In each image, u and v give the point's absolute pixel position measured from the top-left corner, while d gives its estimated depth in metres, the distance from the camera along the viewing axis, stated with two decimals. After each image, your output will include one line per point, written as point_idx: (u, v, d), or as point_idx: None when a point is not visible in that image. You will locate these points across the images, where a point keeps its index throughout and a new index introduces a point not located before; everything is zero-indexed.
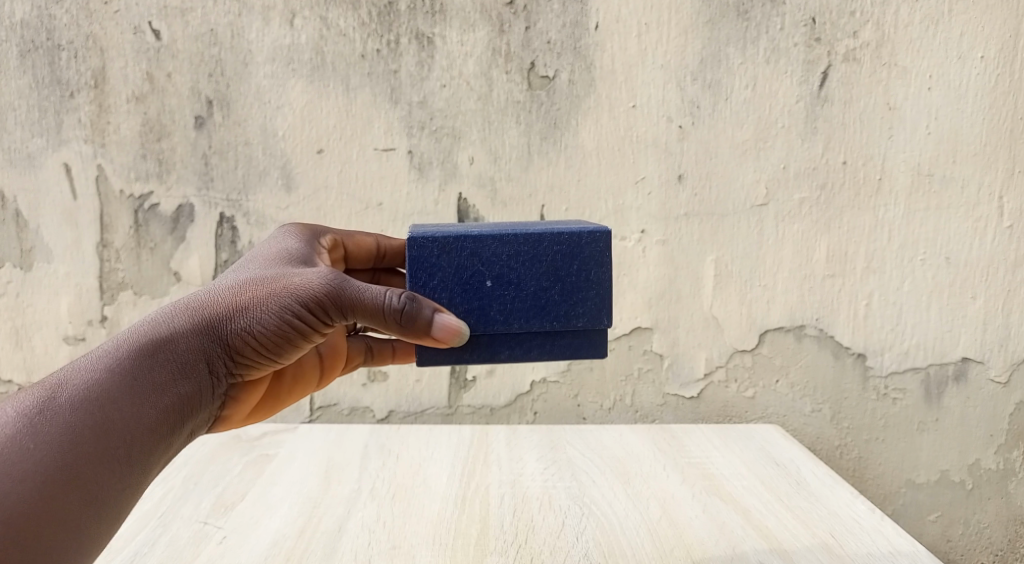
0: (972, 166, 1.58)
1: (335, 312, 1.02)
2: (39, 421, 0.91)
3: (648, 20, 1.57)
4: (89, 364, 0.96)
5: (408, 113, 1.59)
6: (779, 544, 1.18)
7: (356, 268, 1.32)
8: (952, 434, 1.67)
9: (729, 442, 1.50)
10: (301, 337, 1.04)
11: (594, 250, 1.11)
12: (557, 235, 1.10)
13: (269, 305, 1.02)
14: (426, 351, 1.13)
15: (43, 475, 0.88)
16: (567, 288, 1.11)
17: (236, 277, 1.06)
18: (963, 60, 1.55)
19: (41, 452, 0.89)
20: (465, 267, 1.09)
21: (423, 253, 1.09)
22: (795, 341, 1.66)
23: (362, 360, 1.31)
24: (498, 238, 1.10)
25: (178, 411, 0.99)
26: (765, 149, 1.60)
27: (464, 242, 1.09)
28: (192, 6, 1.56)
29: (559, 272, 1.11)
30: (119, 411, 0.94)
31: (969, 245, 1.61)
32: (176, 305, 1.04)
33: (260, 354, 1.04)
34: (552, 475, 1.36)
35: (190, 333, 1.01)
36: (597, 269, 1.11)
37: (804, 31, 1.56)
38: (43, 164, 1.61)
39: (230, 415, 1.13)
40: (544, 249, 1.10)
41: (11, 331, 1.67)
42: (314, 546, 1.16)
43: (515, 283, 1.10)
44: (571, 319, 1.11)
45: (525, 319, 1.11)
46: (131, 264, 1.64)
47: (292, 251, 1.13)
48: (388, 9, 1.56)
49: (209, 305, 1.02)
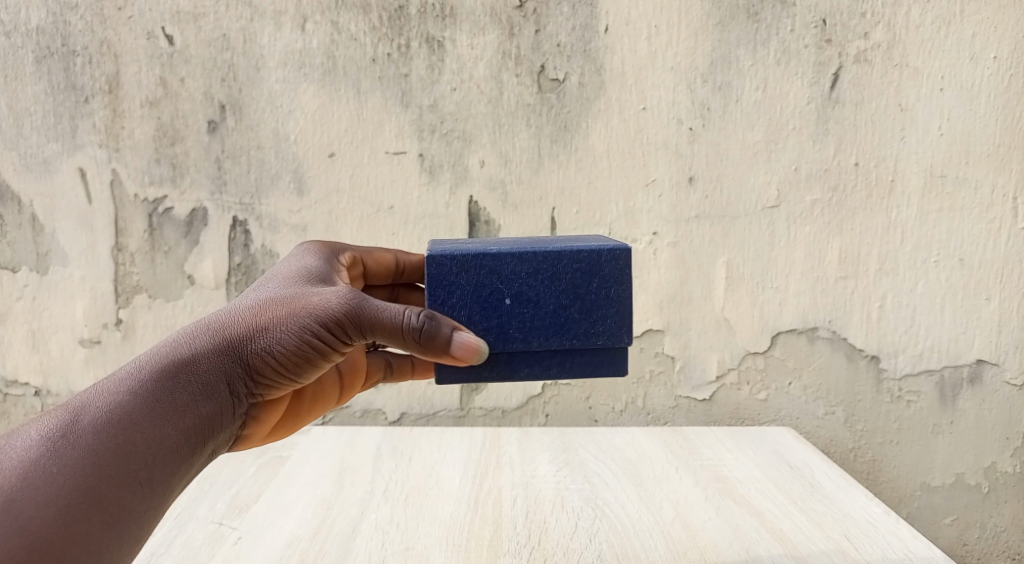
0: (986, 167, 1.57)
1: (354, 331, 1.01)
2: (61, 446, 0.92)
3: (658, 22, 1.57)
4: (111, 387, 0.97)
5: (419, 116, 1.60)
6: (794, 547, 1.17)
7: (375, 283, 1.33)
8: (967, 438, 1.66)
9: (742, 445, 1.50)
10: (320, 356, 1.04)
11: (614, 267, 1.11)
12: (575, 253, 1.10)
13: (289, 325, 1.02)
14: (443, 368, 1.13)
15: (65, 499, 0.89)
16: (586, 306, 1.11)
17: (256, 296, 1.06)
18: (976, 60, 1.54)
19: (65, 476, 0.90)
20: (483, 285, 1.09)
21: (442, 271, 1.09)
22: (808, 343, 1.65)
23: (381, 377, 1.32)
24: (517, 255, 1.10)
25: (199, 432, 1.00)
26: (777, 150, 1.60)
27: (483, 260, 1.09)
28: (204, 12, 1.57)
29: (578, 290, 1.11)
30: (141, 433, 0.95)
31: (983, 246, 1.60)
32: (197, 325, 1.04)
33: (280, 375, 1.04)
34: (564, 478, 1.35)
35: (211, 354, 1.01)
36: (616, 287, 1.11)
37: (816, 33, 1.56)
38: (59, 170, 1.62)
39: (250, 435, 1.12)
40: (562, 267, 1.10)
41: (27, 335, 1.68)
42: (328, 547, 1.17)
43: (534, 301, 1.10)
44: (591, 337, 1.11)
45: (544, 337, 1.11)
46: (145, 268, 1.65)
47: (311, 269, 1.13)
48: (399, 13, 1.57)
49: (229, 326, 1.03)
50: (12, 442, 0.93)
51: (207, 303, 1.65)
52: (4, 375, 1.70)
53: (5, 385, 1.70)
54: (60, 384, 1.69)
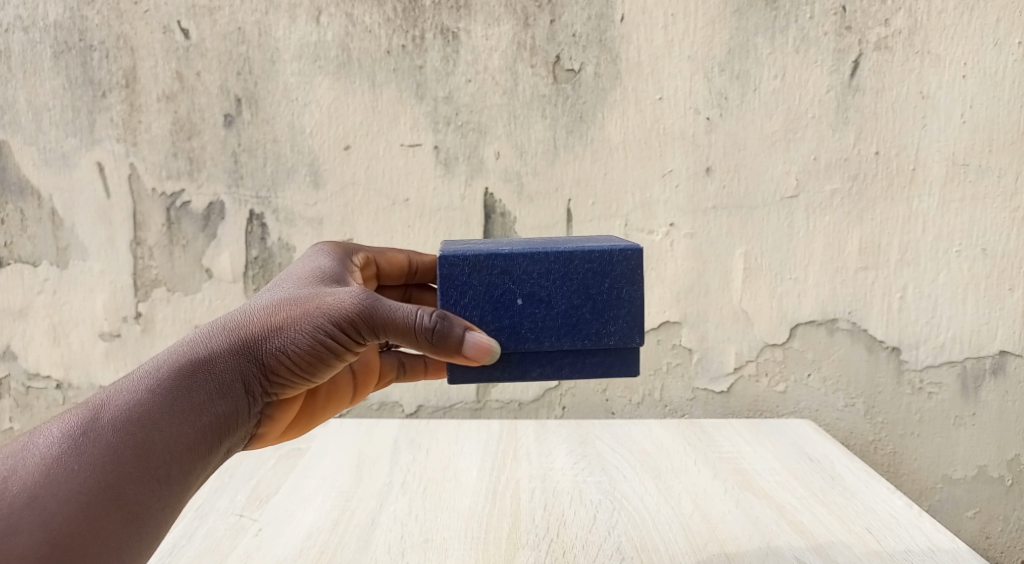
0: (1010, 155, 1.55)
1: (368, 331, 1.01)
2: (81, 443, 0.93)
3: (675, 11, 1.56)
4: (129, 385, 0.98)
5: (434, 108, 1.59)
6: (816, 540, 1.16)
7: (388, 284, 1.33)
8: (989, 429, 1.64)
9: (760, 437, 1.49)
10: (335, 356, 1.04)
11: (626, 268, 1.10)
12: (587, 253, 1.09)
13: (304, 325, 1.02)
14: (455, 368, 1.13)
15: (85, 496, 0.89)
16: (599, 306, 1.10)
17: (271, 296, 1.07)
18: (1000, 46, 1.51)
19: (85, 473, 0.91)
20: (495, 285, 1.09)
21: (454, 271, 1.08)
22: (827, 334, 1.63)
23: (394, 376, 1.31)
24: (529, 255, 1.09)
25: (216, 431, 1.00)
26: (796, 139, 1.58)
27: (495, 260, 1.09)
28: (220, 5, 1.57)
29: (590, 290, 1.10)
30: (159, 431, 0.95)
31: (1007, 235, 1.57)
32: (213, 325, 1.05)
33: (295, 374, 1.04)
34: (582, 470, 1.35)
35: (227, 353, 1.02)
36: (629, 287, 1.10)
37: (835, 20, 1.54)
38: (77, 164, 1.63)
39: (265, 434, 1.13)
40: (574, 267, 1.09)
41: (47, 329, 1.69)
42: (348, 539, 1.17)
43: (546, 301, 1.09)
44: (603, 337, 1.11)
45: (556, 337, 1.10)
46: (163, 262, 1.66)
47: (325, 269, 1.13)
48: (414, 5, 1.56)
49: (245, 325, 1.03)
50: (33, 439, 0.94)
51: (225, 297, 1.66)
52: (26, 368, 1.71)
53: (27, 378, 1.72)
54: (81, 377, 1.71)
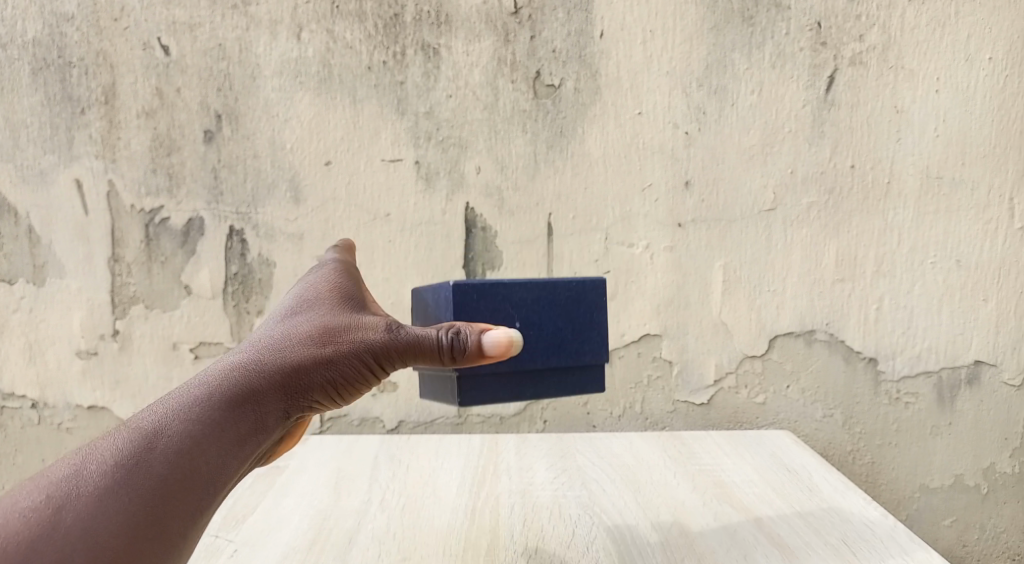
0: (982, 168, 1.59)
1: (399, 358, 1.02)
2: (121, 477, 0.92)
3: (653, 27, 1.58)
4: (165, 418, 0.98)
5: (415, 123, 1.60)
6: (791, 550, 1.16)
7: None
8: (965, 438, 1.66)
9: (738, 448, 1.50)
10: (366, 380, 1.04)
11: (598, 295, 1.15)
12: (569, 282, 1.13)
13: (338, 355, 1.02)
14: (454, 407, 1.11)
15: (128, 528, 0.89)
16: (578, 328, 1.14)
17: (299, 322, 1.06)
18: (971, 61, 1.56)
19: (127, 505, 0.90)
20: (497, 311, 1.10)
21: (461, 300, 1.08)
22: (805, 346, 1.65)
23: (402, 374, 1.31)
24: (523, 284, 1.11)
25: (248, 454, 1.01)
26: (773, 153, 1.60)
27: (496, 289, 1.10)
28: (201, 22, 1.58)
29: (572, 313, 1.14)
30: (200, 462, 0.95)
31: (981, 246, 1.61)
32: (243, 354, 1.04)
33: (328, 401, 1.05)
34: (561, 484, 1.36)
35: (259, 382, 1.01)
36: (602, 312, 1.15)
37: (811, 36, 1.57)
38: (55, 180, 1.62)
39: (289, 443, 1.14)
40: (560, 294, 1.13)
41: (23, 347, 1.66)
42: (325, 557, 1.15)
43: (537, 325, 1.11)
44: (582, 356, 1.15)
45: (545, 356, 1.13)
46: (142, 279, 1.64)
47: (343, 285, 1.12)
48: (395, 21, 1.58)
49: (277, 356, 1.03)
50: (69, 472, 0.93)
51: (204, 313, 1.65)
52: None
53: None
54: (58, 397, 1.67)
